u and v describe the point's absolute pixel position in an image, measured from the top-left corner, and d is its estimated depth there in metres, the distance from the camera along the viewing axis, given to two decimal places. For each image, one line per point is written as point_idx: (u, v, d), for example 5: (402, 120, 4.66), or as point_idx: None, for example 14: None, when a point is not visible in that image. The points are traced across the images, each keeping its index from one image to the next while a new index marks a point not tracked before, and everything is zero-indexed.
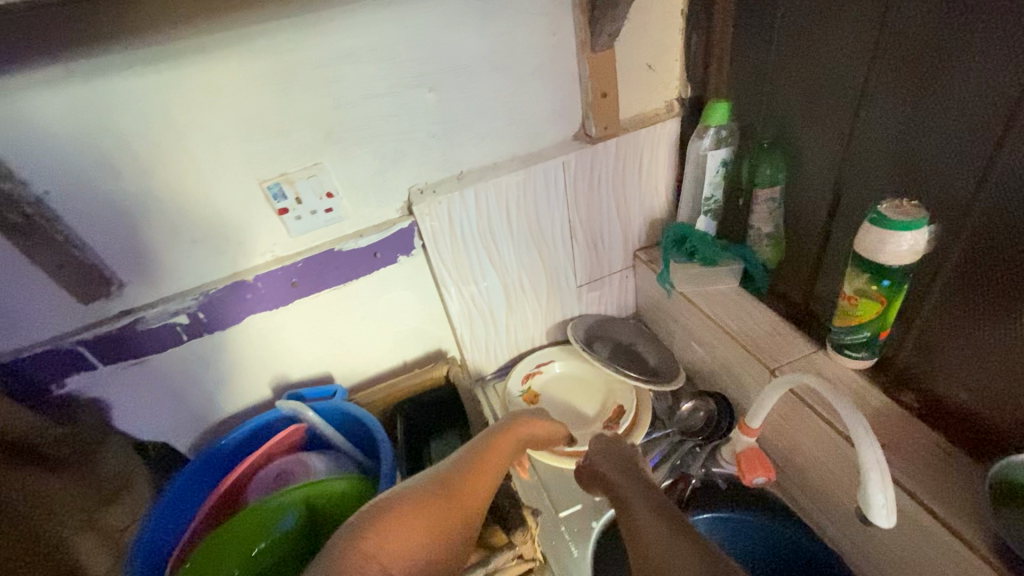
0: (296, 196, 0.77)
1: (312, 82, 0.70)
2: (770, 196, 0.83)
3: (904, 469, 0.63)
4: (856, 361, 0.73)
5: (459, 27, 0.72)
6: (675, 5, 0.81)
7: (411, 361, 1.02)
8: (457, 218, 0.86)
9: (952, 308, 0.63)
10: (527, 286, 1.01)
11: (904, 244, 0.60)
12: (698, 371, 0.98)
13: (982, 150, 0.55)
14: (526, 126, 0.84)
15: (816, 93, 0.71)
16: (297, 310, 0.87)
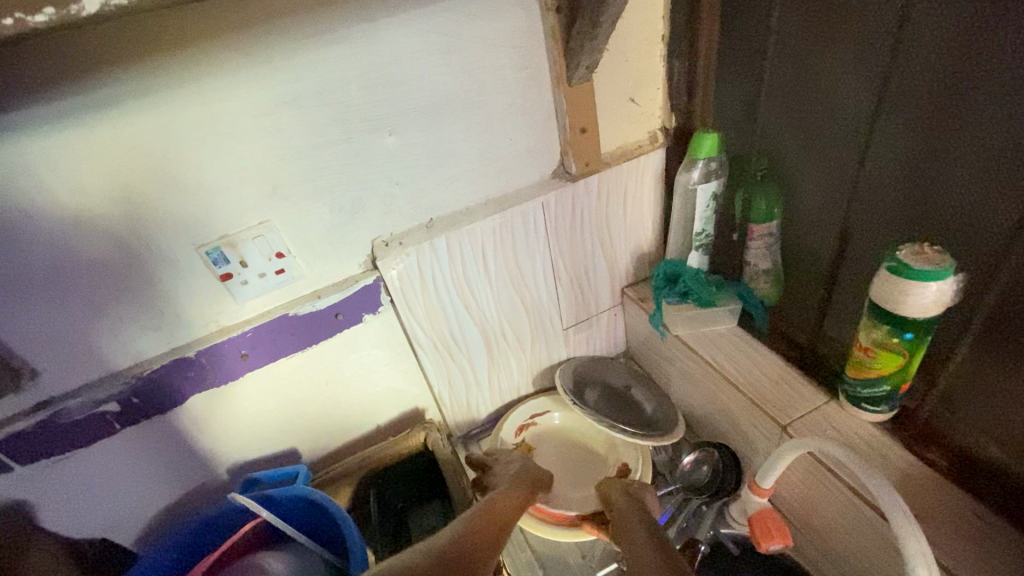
0: (240, 259, 0.67)
1: (251, 132, 0.61)
2: (767, 233, 0.76)
3: (943, 546, 0.56)
4: (875, 415, 0.66)
5: (419, 64, 0.64)
6: (655, 31, 0.75)
7: (386, 425, 0.92)
8: (428, 271, 0.77)
9: (983, 361, 0.57)
10: (509, 336, 0.92)
11: (929, 296, 0.54)
12: (698, 418, 0.91)
13: (1015, 195, 0.49)
14: (500, 167, 0.76)
15: (815, 127, 0.65)
16: (250, 383, 0.77)
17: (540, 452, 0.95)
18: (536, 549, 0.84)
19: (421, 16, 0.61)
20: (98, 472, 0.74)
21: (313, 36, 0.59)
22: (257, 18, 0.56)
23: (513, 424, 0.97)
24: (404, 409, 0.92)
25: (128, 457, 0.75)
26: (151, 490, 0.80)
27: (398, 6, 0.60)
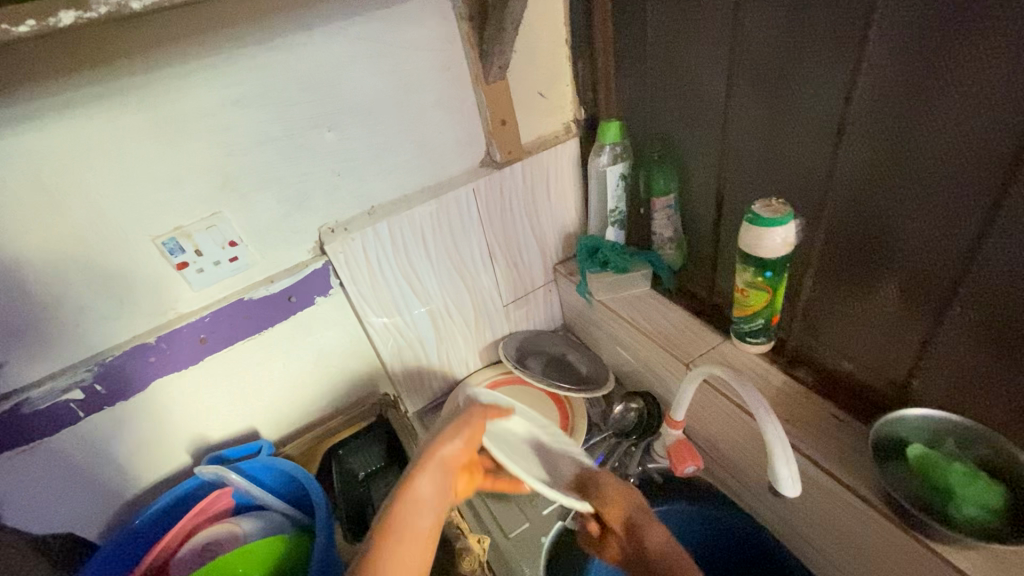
0: (195, 248, 0.73)
1: (200, 131, 0.68)
2: (666, 204, 0.90)
3: (809, 441, 0.69)
4: (757, 347, 0.80)
5: (351, 67, 0.73)
6: (559, 36, 0.87)
7: (342, 404, 0.99)
8: (373, 253, 0.85)
9: (825, 289, 0.72)
10: (454, 313, 1.01)
11: (777, 239, 0.67)
12: (625, 374, 1.02)
13: (824, 153, 0.64)
14: (432, 157, 0.86)
15: (690, 111, 0.79)
16: (210, 366, 0.82)
17: None
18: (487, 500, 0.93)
19: (350, 25, 0.70)
20: (62, 462, 0.77)
21: (254, 44, 0.66)
22: (203, 29, 0.63)
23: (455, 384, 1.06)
24: (360, 388, 0.99)
25: (91, 446, 0.78)
26: (114, 479, 0.83)
27: (329, 18, 0.69)
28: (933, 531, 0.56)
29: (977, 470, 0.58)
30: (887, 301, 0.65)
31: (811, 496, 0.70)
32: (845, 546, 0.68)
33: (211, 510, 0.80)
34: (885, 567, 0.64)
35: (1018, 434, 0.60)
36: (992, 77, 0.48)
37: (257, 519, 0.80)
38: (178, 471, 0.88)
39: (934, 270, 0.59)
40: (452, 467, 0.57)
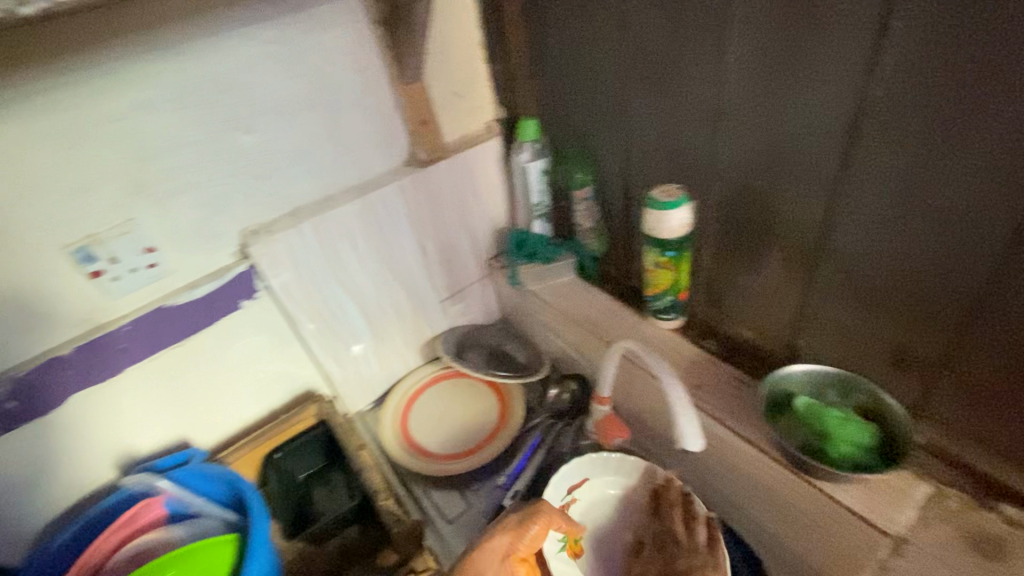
0: (109, 256, 0.72)
1: (108, 136, 0.67)
2: (585, 196, 0.95)
3: (715, 403, 0.75)
4: (669, 322, 0.87)
5: (263, 70, 0.74)
6: (473, 39, 0.91)
7: (278, 408, 0.99)
8: (299, 254, 0.86)
9: (721, 263, 0.79)
10: (389, 311, 1.01)
11: (675, 221, 0.74)
12: (558, 359, 1.07)
13: (706, 139, 0.71)
14: (354, 157, 0.88)
15: (596, 107, 0.85)
16: (133, 376, 0.81)
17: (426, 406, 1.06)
18: (426, 488, 0.96)
19: (261, 30, 0.72)
20: None
21: (161, 48, 0.67)
22: (105, 35, 0.64)
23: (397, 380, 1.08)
24: (295, 390, 0.99)
25: (5, 468, 0.76)
26: (34, 501, 0.80)
27: (239, 23, 0.70)
28: (817, 470, 0.63)
29: (850, 414, 0.65)
30: (770, 269, 0.73)
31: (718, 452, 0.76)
32: (758, 500, 0.73)
33: (142, 521, 0.80)
34: (787, 512, 0.69)
35: (883, 378, 0.68)
36: (824, 65, 0.56)
37: (191, 526, 0.82)
38: (105, 488, 0.86)
39: (803, 238, 0.67)
40: (518, 550, 0.71)
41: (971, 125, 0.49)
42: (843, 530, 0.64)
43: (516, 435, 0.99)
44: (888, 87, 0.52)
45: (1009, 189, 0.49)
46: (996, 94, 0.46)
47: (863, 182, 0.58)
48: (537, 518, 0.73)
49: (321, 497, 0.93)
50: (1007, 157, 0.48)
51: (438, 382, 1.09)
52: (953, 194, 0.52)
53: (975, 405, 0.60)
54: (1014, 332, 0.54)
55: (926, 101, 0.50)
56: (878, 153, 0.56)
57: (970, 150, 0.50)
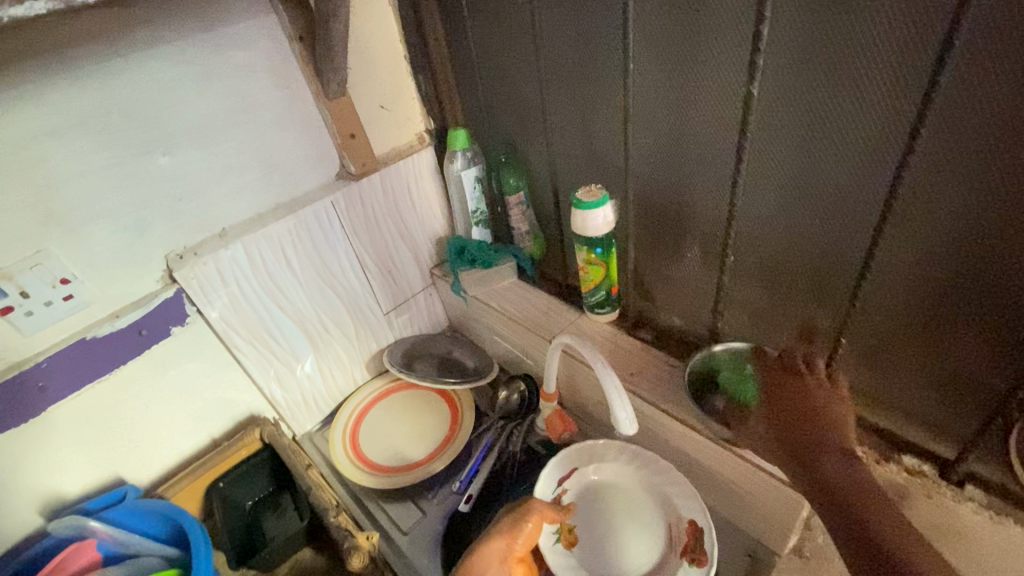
0: (19, 290, 0.69)
1: (9, 165, 0.64)
2: (518, 201, 0.98)
3: (651, 388, 0.79)
4: (605, 316, 0.90)
5: (178, 90, 0.73)
6: (396, 53, 0.92)
7: (220, 435, 0.96)
8: (229, 275, 0.84)
9: (647, 256, 0.84)
10: (331, 327, 1.00)
11: (599, 219, 0.78)
12: (506, 361, 1.08)
13: (620, 140, 0.76)
14: (282, 174, 0.87)
15: (521, 114, 0.88)
16: (55, 416, 0.77)
17: (377, 420, 1.05)
18: (381, 503, 0.94)
19: (172, 51, 0.71)
20: None
21: (63, 72, 0.65)
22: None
23: (350, 395, 1.08)
24: (238, 415, 0.97)
25: None
26: None
27: (148, 44, 0.69)
28: (743, 442, 0.68)
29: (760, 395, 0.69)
30: (690, 257, 0.78)
31: (657, 435, 0.80)
32: (695, 475, 0.78)
33: (73, 566, 0.78)
34: (721, 483, 0.75)
35: None
36: (714, 68, 0.61)
37: (127, 567, 0.81)
38: (33, 537, 0.81)
39: (714, 227, 0.72)
40: (517, 552, 0.69)
41: (836, 118, 0.55)
42: (770, 494, 0.69)
43: (468, 440, 1.00)
44: (766, 87, 0.58)
45: (872, 173, 0.55)
46: (854, 90, 0.52)
47: (757, 173, 0.64)
48: (526, 513, 0.72)
49: (272, 520, 0.96)
50: (868, 144, 0.54)
51: (388, 394, 1.09)
52: (830, 181, 0.58)
53: (870, 368, 0.67)
54: (892, 299, 0.60)
55: (799, 98, 0.56)
56: (766, 148, 0.61)
57: (838, 140, 0.56)
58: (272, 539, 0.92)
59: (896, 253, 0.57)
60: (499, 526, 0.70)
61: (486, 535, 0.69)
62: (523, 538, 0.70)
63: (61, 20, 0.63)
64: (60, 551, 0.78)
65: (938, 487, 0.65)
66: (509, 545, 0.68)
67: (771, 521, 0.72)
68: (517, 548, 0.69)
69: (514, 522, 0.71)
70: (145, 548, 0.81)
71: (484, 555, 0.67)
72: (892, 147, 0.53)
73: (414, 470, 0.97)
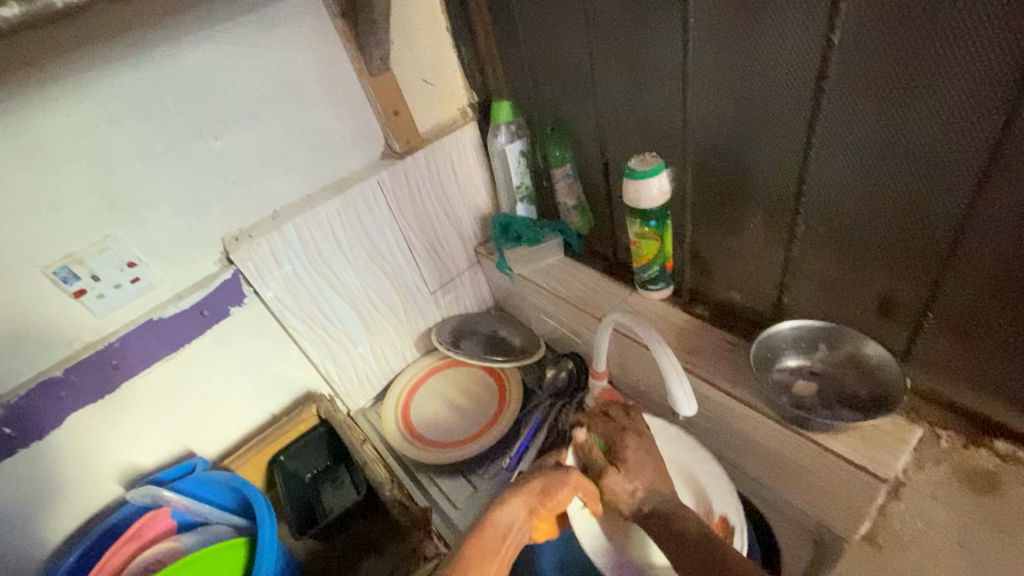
0: (90, 274, 0.72)
1: (74, 154, 0.67)
2: (564, 174, 0.94)
3: (709, 367, 0.75)
4: (658, 292, 0.87)
5: (227, 73, 0.73)
6: (438, 25, 0.90)
7: (279, 411, 0.99)
8: (283, 256, 0.85)
9: (704, 229, 0.80)
10: (381, 306, 1.01)
11: (654, 189, 0.74)
12: (554, 339, 1.06)
13: (675, 106, 0.72)
14: (330, 154, 0.87)
15: (568, 82, 0.84)
16: (128, 392, 0.81)
17: (427, 397, 1.06)
18: (434, 478, 0.96)
19: (220, 33, 0.71)
20: None
21: (119, 59, 0.66)
22: (59, 51, 0.63)
23: (400, 372, 1.10)
24: (295, 392, 1.00)
25: (14, 491, 0.77)
26: (44, 520, 0.82)
27: (197, 27, 0.69)
28: (813, 424, 0.64)
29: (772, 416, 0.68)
30: (754, 229, 0.73)
31: (716, 417, 0.76)
32: (757, 458, 0.74)
33: (150, 533, 0.84)
34: (785, 465, 0.71)
35: (870, 328, 0.68)
36: (786, 18, 0.55)
37: (200, 534, 0.87)
38: (112, 504, 0.87)
39: (781, 195, 0.67)
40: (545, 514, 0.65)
41: (932, 66, 0.49)
42: (841, 479, 0.65)
43: (517, 417, 1.00)
44: (848, 34, 0.52)
45: (975, 126, 0.49)
46: (955, 32, 0.46)
47: (834, 133, 0.58)
48: (560, 483, 0.66)
49: (331, 493, 0.97)
50: (972, 94, 0.48)
51: (437, 372, 1.09)
52: (923, 136, 0.52)
53: (958, 346, 0.61)
54: (992, 267, 0.54)
55: (887, 47, 0.50)
56: (847, 104, 0.56)
57: (934, 90, 0.49)
58: (330, 511, 0.95)
59: (999, 215, 0.51)
60: (535, 482, 0.66)
61: (517, 486, 0.66)
62: (558, 501, 0.66)
63: (114, 8, 0.64)
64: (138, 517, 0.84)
65: None
66: (539, 503, 0.65)
67: (840, 505, 0.68)
68: (547, 509, 0.65)
69: (554, 480, 0.67)
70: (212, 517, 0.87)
71: (513, 508, 0.64)
72: (1001, 95, 0.46)
73: (465, 446, 0.97)
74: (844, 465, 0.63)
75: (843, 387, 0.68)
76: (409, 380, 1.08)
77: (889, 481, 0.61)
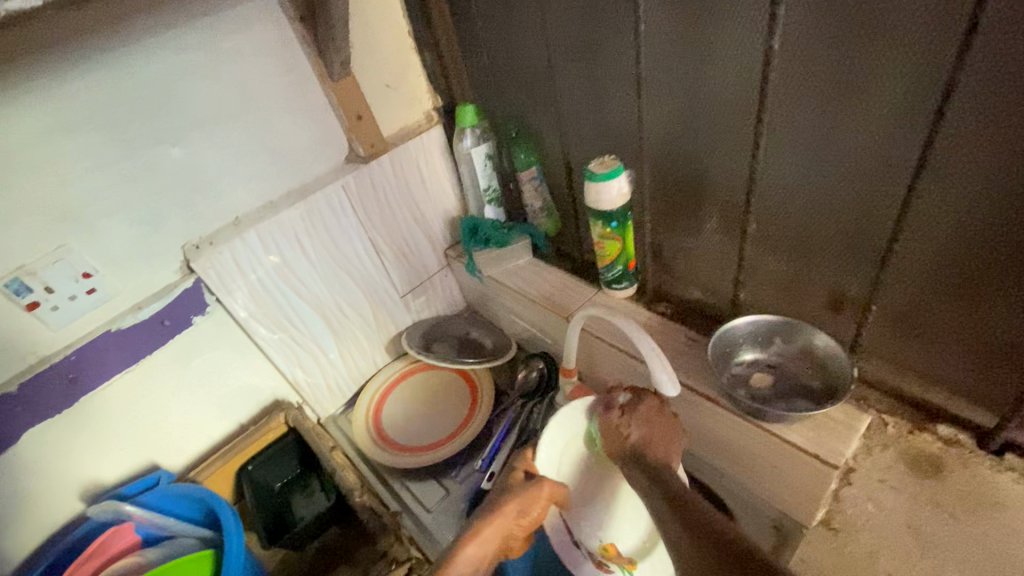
0: (43, 286, 0.70)
1: (22, 162, 0.65)
2: (530, 177, 0.95)
3: (671, 363, 0.77)
4: (623, 292, 0.88)
5: (183, 80, 0.72)
6: (400, 30, 0.90)
7: (247, 420, 0.98)
8: (246, 264, 0.84)
9: (665, 228, 0.82)
10: (349, 311, 1.01)
11: (614, 190, 0.75)
12: (525, 340, 1.07)
13: (632, 109, 0.73)
14: (293, 159, 0.86)
15: (530, 86, 0.85)
16: (88, 405, 0.79)
17: (399, 401, 1.06)
18: (406, 482, 0.96)
19: (173, 39, 0.70)
20: None
21: (67, 68, 0.65)
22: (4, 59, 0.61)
23: (372, 376, 1.10)
24: (264, 401, 0.98)
25: None
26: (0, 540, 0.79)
27: (151, 34, 0.68)
28: (769, 414, 0.66)
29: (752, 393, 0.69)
30: (711, 227, 0.75)
31: (680, 411, 0.78)
32: (718, 449, 0.76)
33: (115, 548, 0.82)
34: (745, 455, 0.73)
35: (821, 321, 0.71)
36: (731, 24, 0.57)
37: (166, 547, 0.85)
38: (75, 521, 0.85)
39: (734, 193, 0.69)
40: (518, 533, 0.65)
41: (865, 71, 0.51)
42: (797, 468, 0.67)
43: (489, 418, 1.01)
44: (788, 41, 0.54)
45: (905, 127, 0.51)
46: (884, 38, 0.49)
47: (780, 135, 0.60)
48: (533, 498, 0.66)
49: (303, 501, 0.99)
50: (902, 96, 0.50)
51: (409, 376, 1.09)
52: (859, 137, 0.55)
53: (901, 336, 0.64)
54: (929, 261, 0.57)
55: (824, 51, 0.52)
56: (790, 107, 0.58)
57: (868, 94, 0.52)
58: (302, 519, 0.96)
59: (932, 212, 0.54)
60: (512, 497, 0.65)
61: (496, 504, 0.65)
62: (533, 514, 0.66)
63: (62, 13, 0.63)
64: (102, 533, 0.82)
65: (976, 456, 0.64)
66: (517, 520, 0.65)
67: (798, 492, 0.70)
68: (524, 524, 0.65)
69: (530, 493, 0.66)
70: (179, 530, 0.86)
71: (494, 528, 0.63)
72: (929, 99, 0.49)
73: (437, 449, 0.98)
74: (799, 453, 0.65)
75: (798, 378, 0.70)
76: (381, 385, 1.08)
77: (840, 467, 0.63)
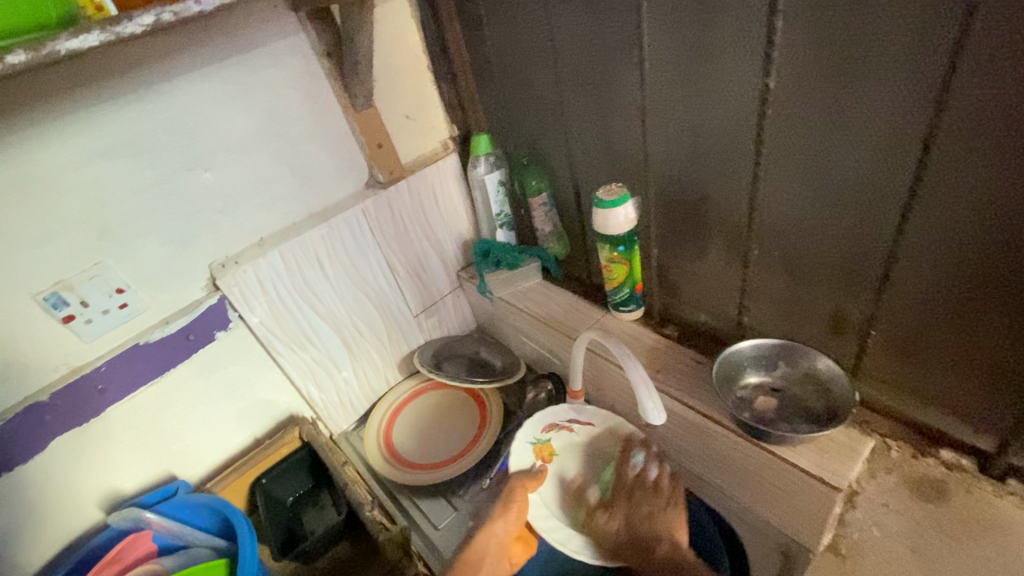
0: (80, 300, 0.75)
1: (69, 185, 0.70)
2: (541, 203, 0.99)
3: (677, 384, 0.79)
4: (630, 314, 0.91)
5: (218, 110, 0.78)
6: (419, 64, 0.96)
7: (262, 435, 1.00)
8: (268, 281, 0.88)
9: (671, 253, 0.85)
10: (364, 329, 1.04)
11: (621, 216, 0.79)
12: (533, 360, 1.09)
13: (638, 139, 0.77)
14: (315, 184, 0.91)
15: (542, 116, 0.90)
16: (113, 415, 0.83)
17: (409, 419, 1.08)
18: (416, 498, 0.98)
19: (211, 73, 0.76)
20: None
21: (114, 99, 0.70)
22: (58, 91, 0.66)
23: (383, 394, 1.12)
24: (278, 415, 1.01)
25: None
26: (23, 546, 0.82)
27: (191, 68, 0.74)
28: (772, 436, 0.67)
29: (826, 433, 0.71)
30: (714, 252, 0.78)
31: (686, 432, 0.79)
32: (723, 471, 0.77)
33: (130, 557, 0.84)
34: (751, 478, 0.74)
35: (822, 345, 0.73)
36: (729, 62, 0.61)
37: (180, 557, 0.87)
38: (93, 530, 0.87)
39: (736, 219, 0.72)
40: None
41: (857, 106, 0.54)
42: (801, 490, 0.68)
43: (497, 436, 1.02)
44: (782, 79, 0.58)
45: (896, 158, 0.54)
46: (873, 78, 0.52)
47: (777, 165, 0.64)
48: None
49: (312, 515, 1.00)
50: (892, 131, 0.53)
51: (419, 395, 1.11)
52: (852, 167, 0.58)
53: (901, 360, 0.66)
54: (923, 287, 0.59)
55: (817, 90, 0.56)
56: (786, 140, 0.61)
57: (858, 129, 0.55)
58: (310, 532, 0.97)
59: (922, 241, 0.57)
60: None
61: None
62: None
63: (113, 50, 0.68)
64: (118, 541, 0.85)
65: (978, 481, 0.64)
66: None
67: (804, 515, 0.70)
68: None
69: None
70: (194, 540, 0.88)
71: None
72: (914, 136, 0.52)
73: (446, 467, 0.99)
74: (803, 475, 0.66)
75: (802, 402, 0.72)
76: (393, 403, 1.10)
77: (843, 490, 0.64)
